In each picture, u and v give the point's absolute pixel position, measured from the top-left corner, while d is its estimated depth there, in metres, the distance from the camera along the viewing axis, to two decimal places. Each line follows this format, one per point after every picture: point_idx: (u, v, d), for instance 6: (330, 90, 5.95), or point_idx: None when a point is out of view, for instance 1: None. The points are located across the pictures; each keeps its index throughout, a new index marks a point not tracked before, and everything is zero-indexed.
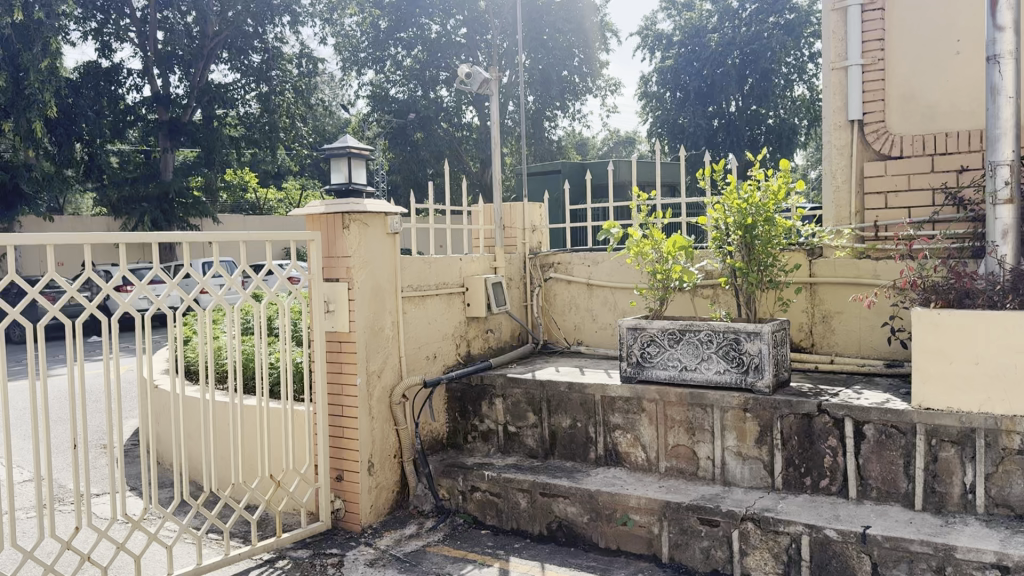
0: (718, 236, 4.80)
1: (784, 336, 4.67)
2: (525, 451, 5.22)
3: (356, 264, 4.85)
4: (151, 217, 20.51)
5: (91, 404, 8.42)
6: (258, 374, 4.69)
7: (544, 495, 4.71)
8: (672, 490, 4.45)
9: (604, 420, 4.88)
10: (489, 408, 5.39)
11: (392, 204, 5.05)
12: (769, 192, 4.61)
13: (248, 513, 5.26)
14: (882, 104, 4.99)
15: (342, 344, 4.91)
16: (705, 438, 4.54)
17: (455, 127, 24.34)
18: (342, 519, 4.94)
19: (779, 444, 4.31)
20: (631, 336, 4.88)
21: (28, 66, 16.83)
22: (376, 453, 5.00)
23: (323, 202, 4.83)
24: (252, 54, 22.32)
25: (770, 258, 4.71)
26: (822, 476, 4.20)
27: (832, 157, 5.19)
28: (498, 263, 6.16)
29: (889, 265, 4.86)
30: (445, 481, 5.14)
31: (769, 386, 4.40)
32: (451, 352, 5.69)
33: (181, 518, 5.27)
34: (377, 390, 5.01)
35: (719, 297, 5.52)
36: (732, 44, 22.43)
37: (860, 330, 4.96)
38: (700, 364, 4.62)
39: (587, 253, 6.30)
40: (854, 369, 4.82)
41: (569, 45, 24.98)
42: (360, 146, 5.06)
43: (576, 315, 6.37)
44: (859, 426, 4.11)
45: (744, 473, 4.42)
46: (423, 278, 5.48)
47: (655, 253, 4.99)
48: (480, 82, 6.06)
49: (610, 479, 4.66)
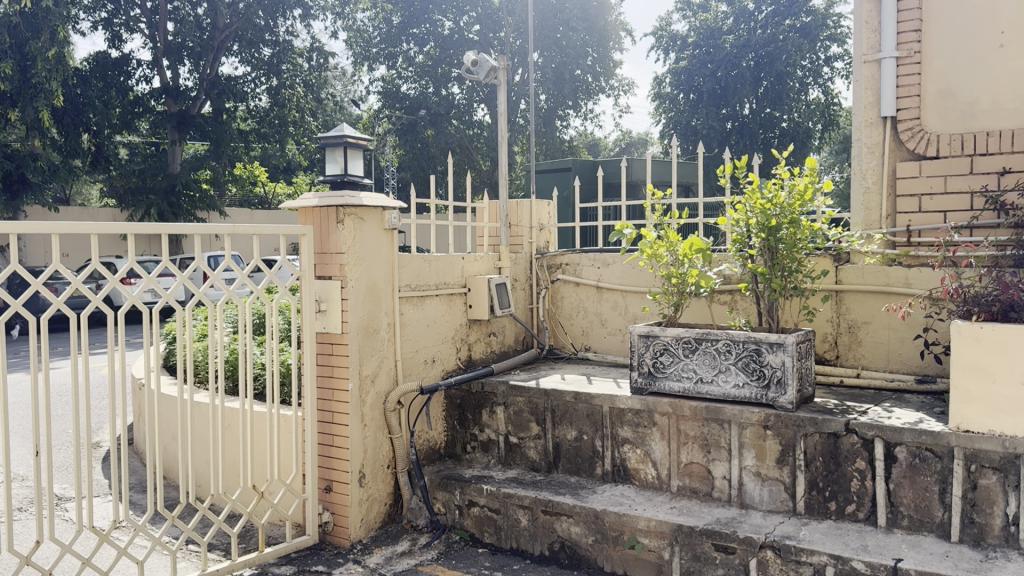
0: (739, 239, 4.45)
1: (809, 348, 4.29)
2: (526, 464, 4.90)
3: (350, 260, 4.54)
4: (158, 209, 20.35)
5: (79, 401, 8.15)
6: (240, 376, 4.29)
7: (546, 513, 4.39)
8: (685, 511, 4.11)
9: (612, 433, 4.55)
10: (490, 417, 5.07)
11: (390, 198, 4.73)
12: (794, 192, 4.26)
13: (230, 525, 4.95)
14: (917, 101, 4.63)
15: (333, 346, 4.59)
16: (722, 456, 4.20)
17: (466, 125, 23.84)
18: (331, 533, 4.63)
19: (801, 465, 3.98)
20: (642, 345, 4.54)
21: (35, 54, 16.54)
22: (369, 463, 4.69)
23: (317, 194, 4.53)
24: (262, 47, 21.97)
25: (795, 263, 4.35)
26: (848, 500, 3.87)
27: (862, 157, 4.85)
28: (503, 263, 5.84)
29: (922, 273, 4.51)
30: (440, 494, 4.82)
31: (792, 403, 4.05)
32: (451, 356, 5.37)
33: (158, 529, 4.96)
34: (370, 396, 4.69)
35: (737, 303, 5.18)
36: (748, 46, 22.03)
37: (890, 343, 4.62)
38: (717, 376, 4.27)
39: (596, 254, 5.95)
40: (880, 385, 4.50)
41: (583, 44, 24.63)
42: (357, 136, 4.71)
43: (585, 319, 6.04)
44: (890, 448, 3.78)
45: (763, 495, 4.09)
46: (423, 277, 5.16)
47: (670, 256, 4.65)
48: (488, 70, 5.69)
49: (618, 498, 4.33)
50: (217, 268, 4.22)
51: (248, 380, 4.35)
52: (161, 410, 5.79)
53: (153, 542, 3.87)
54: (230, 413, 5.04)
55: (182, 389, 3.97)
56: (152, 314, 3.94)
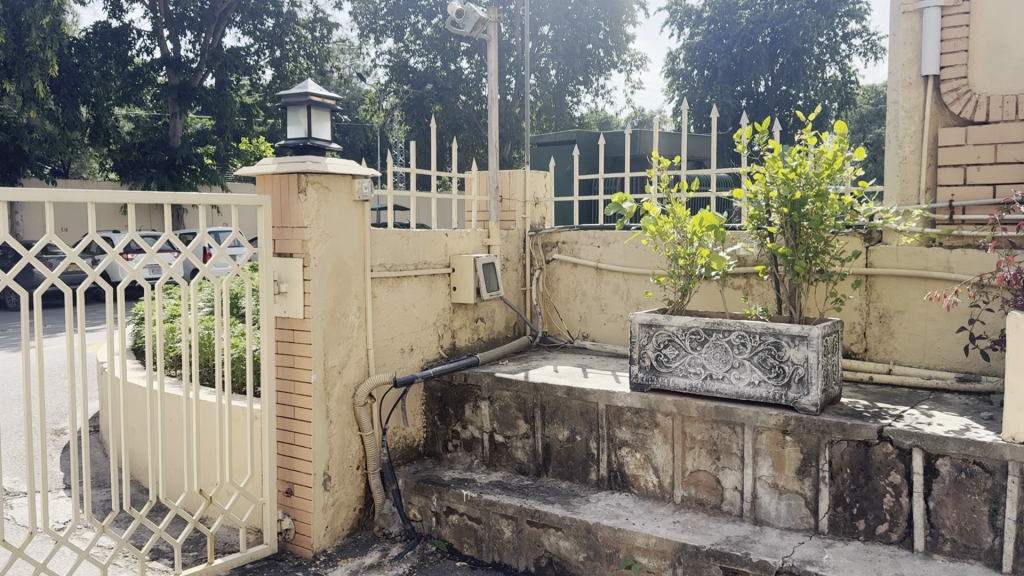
0: (756, 215, 3.86)
1: (837, 341, 3.69)
2: (513, 466, 4.38)
3: (314, 236, 4.00)
4: (158, 183, 19.76)
5: (52, 381, 7.68)
6: (184, 359, 3.75)
7: (533, 524, 3.86)
8: (689, 527, 3.57)
9: (608, 434, 4.01)
10: (473, 413, 4.54)
11: (361, 165, 4.17)
12: (819, 160, 3.68)
13: (180, 527, 4.44)
14: (965, 57, 4.04)
15: (294, 333, 4.08)
16: (733, 464, 3.66)
17: (474, 100, 23.06)
18: (291, 542, 4.13)
19: (825, 476, 3.43)
20: (644, 335, 3.96)
21: (28, 22, 15.95)
22: (334, 464, 4.17)
23: (276, 159, 4.00)
24: (265, 18, 21.36)
25: (821, 243, 3.78)
26: (879, 519, 3.34)
27: (898, 121, 4.26)
28: (492, 241, 5.28)
29: (964, 256, 3.96)
30: (416, 499, 4.30)
31: (816, 405, 3.47)
32: (431, 344, 4.84)
33: (104, 529, 4.46)
34: (337, 389, 4.16)
35: (753, 289, 4.61)
36: (764, 22, 21.12)
37: (926, 335, 4.07)
38: (729, 372, 3.69)
39: (596, 232, 5.38)
40: (915, 383, 3.97)
41: (594, 17, 23.88)
42: (322, 93, 4.16)
43: (582, 304, 5.49)
44: (930, 459, 3.22)
45: (780, 510, 3.55)
46: (399, 255, 4.60)
47: (678, 234, 4.07)
48: (475, 22, 5.16)
49: (613, 509, 3.80)
50: (155, 243, 3.63)
51: (191, 361, 3.82)
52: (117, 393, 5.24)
53: (81, 552, 3.36)
54: (175, 401, 4.56)
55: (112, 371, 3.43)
56: (77, 294, 3.33)
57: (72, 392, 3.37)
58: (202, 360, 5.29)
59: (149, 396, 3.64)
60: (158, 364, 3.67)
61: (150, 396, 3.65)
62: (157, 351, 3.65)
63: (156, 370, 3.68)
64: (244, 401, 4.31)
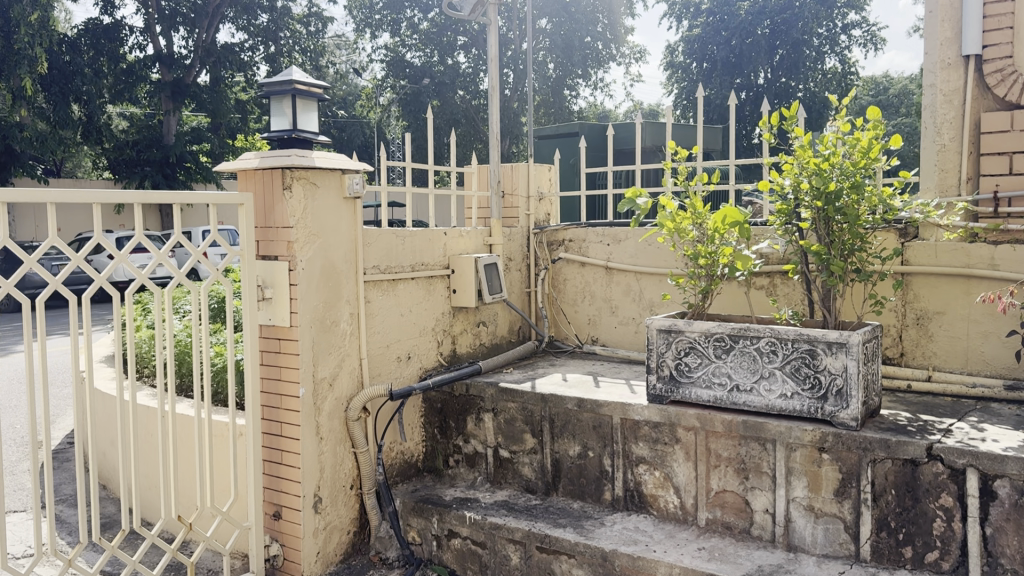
0: (785, 210, 3.52)
1: (876, 348, 3.34)
2: (520, 483, 4.05)
3: (300, 237, 3.65)
4: (152, 181, 19.34)
5: (35, 389, 7.32)
6: (158, 365, 3.30)
7: (543, 550, 3.53)
8: (716, 555, 3.23)
9: (625, 451, 3.68)
10: (476, 426, 4.21)
11: (351, 160, 3.83)
12: (854, 148, 3.33)
13: (160, 552, 4.10)
14: (1010, 34, 3.70)
15: (280, 343, 3.74)
16: (764, 485, 3.33)
17: (472, 95, 22.66)
18: (280, 569, 3.79)
19: (867, 499, 3.09)
20: (662, 342, 3.62)
21: (17, 19, 15.56)
22: (326, 484, 3.83)
23: (258, 153, 3.66)
24: (260, 14, 21.01)
25: (858, 240, 3.44)
26: (928, 547, 3.00)
27: (935, 106, 3.92)
28: (494, 239, 4.95)
29: (1012, 251, 3.62)
30: (415, 521, 3.98)
31: (857, 419, 3.13)
32: (430, 352, 4.50)
33: (80, 554, 4.12)
34: (327, 403, 3.82)
35: (778, 290, 4.29)
36: (764, 12, 20.63)
37: (969, 338, 3.75)
38: (757, 383, 3.36)
39: (605, 229, 5.04)
40: (959, 392, 3.63)
41: (592, 10, 23.56)
42: (308, 80, 3.81)
43: (590, 306, 5.16)
44: (987, 481, 2.88)
45: (816, 536, 3.22)
46: (394, 257, 4.25)
47: (698, 231, 3.71)
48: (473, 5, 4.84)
49: (631, 533, 3.47)
50: (125, 244, 3.17)
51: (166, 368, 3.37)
52: (97, 408, 4.90)
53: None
54: (151, 414, 4.24)
55: (80, 378, 2.98)
56: (34, 303, 2.88)
57: (33, 404, 2.88)
58: (180, 372, 4.95)
59: (121, 407, 3.19)
60: (129, 372, 3.21)
61: (122, 407, 3.20)
62: (127, 357, 3.21)
63: (127, 380, 3.23)
64: (226, 416, 3.98)
